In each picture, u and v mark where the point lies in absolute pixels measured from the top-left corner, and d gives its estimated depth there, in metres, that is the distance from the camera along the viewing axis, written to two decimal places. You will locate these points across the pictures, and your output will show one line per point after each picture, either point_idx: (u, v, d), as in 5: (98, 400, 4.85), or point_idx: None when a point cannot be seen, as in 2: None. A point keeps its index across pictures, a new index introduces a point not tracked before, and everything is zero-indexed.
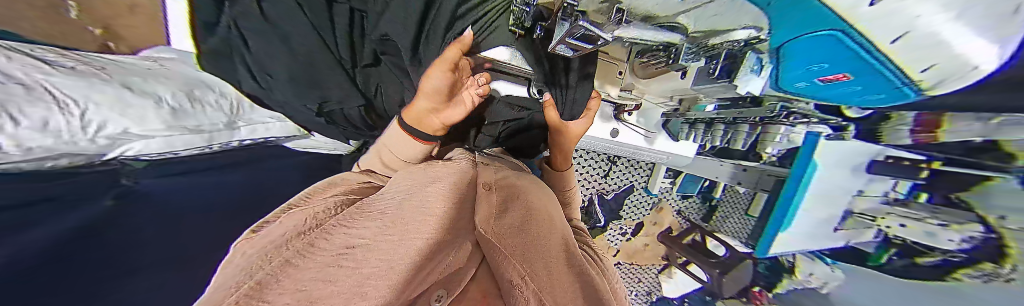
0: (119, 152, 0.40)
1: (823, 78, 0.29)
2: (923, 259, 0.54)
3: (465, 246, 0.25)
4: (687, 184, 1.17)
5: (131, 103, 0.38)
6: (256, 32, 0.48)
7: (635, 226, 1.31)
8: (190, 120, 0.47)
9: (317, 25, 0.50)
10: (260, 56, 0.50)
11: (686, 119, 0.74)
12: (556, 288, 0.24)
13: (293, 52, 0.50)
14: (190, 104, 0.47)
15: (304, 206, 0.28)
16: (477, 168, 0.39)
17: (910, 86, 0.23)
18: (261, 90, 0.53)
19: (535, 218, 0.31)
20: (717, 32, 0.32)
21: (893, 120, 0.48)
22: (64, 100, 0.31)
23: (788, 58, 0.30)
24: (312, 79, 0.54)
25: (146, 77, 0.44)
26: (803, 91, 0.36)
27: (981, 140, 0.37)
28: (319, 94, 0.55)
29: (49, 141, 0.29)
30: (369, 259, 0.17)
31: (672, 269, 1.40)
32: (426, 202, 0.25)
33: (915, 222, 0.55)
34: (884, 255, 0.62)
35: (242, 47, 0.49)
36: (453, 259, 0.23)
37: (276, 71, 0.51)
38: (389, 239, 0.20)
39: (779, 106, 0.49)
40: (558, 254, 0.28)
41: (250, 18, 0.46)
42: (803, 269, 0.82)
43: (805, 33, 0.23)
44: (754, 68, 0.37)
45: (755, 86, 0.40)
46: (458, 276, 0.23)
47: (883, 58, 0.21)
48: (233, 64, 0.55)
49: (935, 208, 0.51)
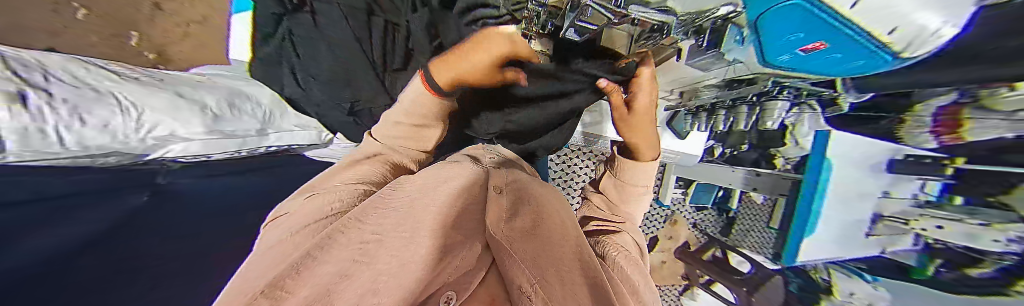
0: None
1: (803, 47, 0.29)
2: (976, 271, 0.50)
3: (475, 248, 0.21)
4: (700, 194, 1.13)
5: None
6: (306, 39, 0.58)
7: (649, 240, 1.25)
8: (227, 127, 0.56)
9: (355, 31, 0.58)
10: (306, 60, 0.60)
11: (688, 109, 0.74)
12: (581, 292, 0.20)
13: (335, 55, 0.60)
14: (229, 111, 0.57)
15: (319, 197, 0.29)
16: (489, 172, 0.38)
17: (881, 49, 0.24)
18: (300, 91, 0.64)
19: (547, 224, 0.29)
20: (700, 11, 0.32)
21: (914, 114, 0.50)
22: None
23: (768, 28, 0.29)
24: (346, 78, 0.62)
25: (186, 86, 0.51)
26: (791, 64, 0.35)
27: (1012, 135, 0.38)
28: (351, 92, 0.63)
29: None
30: (381, 255, 0.15)
31: (695, 290, 1.29)
32: (433, 201, 0.23)
33: (954, 224, 0.51)
34: (929, 267, 0.58)
35: (291, 54, 0.60)
36: (466, 256, 0.18)
37: (319, 72, 0.61)
38: (400, 235, 0.18)
39: (771, 81, 0.49)
40: (571, 262, 0.25)
41: (302, 28, 0.57)
42: (842, 288, 0.73)
43: (777, 5, 0.25)
44: (736, 38, 0.36)
45: (741, 53, 0.39)
46: (468, 278, 0.17)
47: (850, 24, 0.22)
48: (278, 72, 0.63)
49: (972, 209, 0.48)
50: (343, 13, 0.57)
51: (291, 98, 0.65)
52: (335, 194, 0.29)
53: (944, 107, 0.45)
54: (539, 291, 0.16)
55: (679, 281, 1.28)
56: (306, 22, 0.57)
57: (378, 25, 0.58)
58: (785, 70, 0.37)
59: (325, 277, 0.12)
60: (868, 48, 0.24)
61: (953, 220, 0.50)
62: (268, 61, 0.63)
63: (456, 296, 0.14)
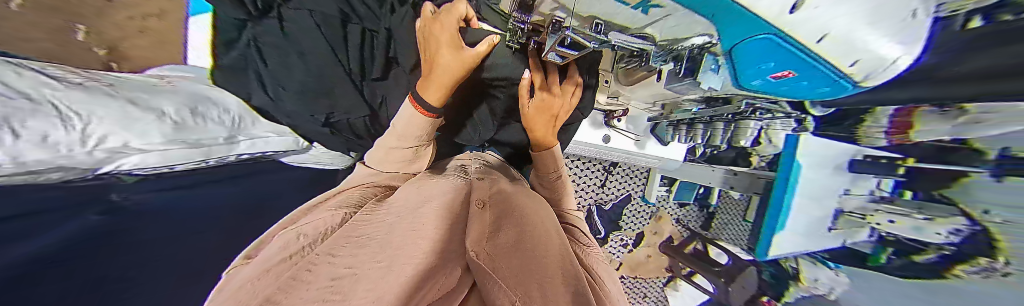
0: (113, 167, 0.38)
1: (774, 74, 0.30)
2: (919, 257, 0.56)
3: (455, 271, 0.21)
4: (683, 191, 1.18)
5: (137, 118, 0.39)
6: (275, 47, 0.55)
7: (636, 236, 1.30)
8: (192, 134, 0.47)
9: (329, 40, 0.56)
10: (275, 70, 0.56)
11: (670, 121, 0.75)
12: (563, 301, 0.20)
13: (308, 66, 0.57)
14: (192, 119, 0.48)
15: (295, 227, 0.27)
16: (471, 186, 0.38)
17: (844, 78, 0.23)
18: (270, 101, 0.60)
19: (530, 236, 0.29)
20: (679, 39, 0.35)
21: (874, 114, 0.52)
22: (68, 114, 0.32)
23: (740, 58, 0.30)
24: (322, 91, 0.60)
25: (150, 92, 0.45)
26: (764, 89, 0.36)
27: (948, 138, 0.45)
28: (329, 102, 0.62)
29: (47, 154, 0.29)
30: (355, 288, 0.14)
31: (677, 281, 1.36)
32: (417, 223, 0.24)
33: (904, 218, 0.57)
34: (883, 255, 0.63)
35: (257, 62, 0.55)
36: (446, 280, 0.19)
37: (290, 84, 0.58)
38: (387, 253, 0.19)
39: (745, 102, 0.49)
40: (555, 272, 0.25)
41: (272, 36, 0.54)
42: (808, 274, 0.80)
43: (751, 34, 0.24)
44: (712, 68, 0.37)
45: (715, 82, 0.40)
46: (448, 299, 0.19)
47: (814, 56, 0.22)
48: (244, 80, 0.59)
49: (920, 203, 0.54)
50: (318, 24, 0.55)
51: (261, 107, 0.61)
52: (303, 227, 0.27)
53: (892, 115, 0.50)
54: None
55: (664, 273, 1.35)
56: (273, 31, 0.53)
57: (353, 34, 0.58)
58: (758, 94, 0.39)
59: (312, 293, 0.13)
60: (833, 77, 0.24)
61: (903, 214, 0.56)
62: (235, 70, 0.57)
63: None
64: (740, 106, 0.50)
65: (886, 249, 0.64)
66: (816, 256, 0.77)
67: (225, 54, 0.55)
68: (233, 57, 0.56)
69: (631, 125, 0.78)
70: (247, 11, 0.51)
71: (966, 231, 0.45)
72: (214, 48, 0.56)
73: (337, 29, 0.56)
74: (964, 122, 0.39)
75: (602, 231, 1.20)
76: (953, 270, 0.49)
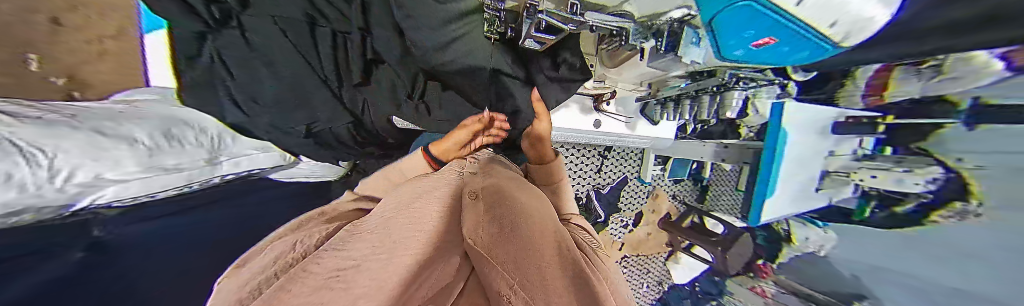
0: (90, 201, 0.36)
1: (755, 43, 0.28)
2: (901, 208, 0.61)
3: (454, 261, 0.23)
4: (676, 168, 1.21)
5: (106, 147, 0.34)
6: (241, 60, 0.48)
7: (634, 216, 1.33)
8: (170, 159, 0.42)
9: (299, 47, 0.51)
10: (244, 83, 0.50)
11: (657, 100, 0.74)
12: (555, 273, 0.21)
13: (276, 75, 0.51)
14: (169, 143, 0.42)
15: (268, 256, 0.26)
16: (465, 180, 0.40)
17: (823, 43, 0.23)
18: (246, 118, 0.54)
19: (526, 220, 0.30)
20: (655, 15, 0.35)
21: (849, 83, 0.58)
22: (31, 149, 0.27)
23: (721, 29, 0.29)
24: (300, 99, 0.56)
25: (115, 119, 0.38)
26: (743, 59, 0.35)
27: (916, 98, 0.52)
28: (307, 113, 0.58)
29: (12, 194, 0.25)
30: (359, 279, 0.16)
31: (678, 255, 1.41)
32: (412, 222, 0.25)
33: (885, 173, 0.59)
34: (867, 209, 0.68)
35: (223, 76, 0.49)
36: (442, 271, 0.21)
37: (262, 95, 0.52)
38: (384, 251, 0.21)
39: (730, 74, 0.48)
40: (552, 250, 0.25)
41: (237, 47, 0.47)
42: (799, 234, 0.86)
43: (727, 5, 0.24)
44: (693, 40, 0.36)
45: (696, 56, 0.38)
46: (447, 289, 0.19)
47: (792, 20, 0.21)
48: (210, 95, 0.50)
49: (899, 157, 0.58)
50: (282, 28, 0.48)
51: (240, 126, 0.55)
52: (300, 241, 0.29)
53: (873, 75, 0.54)
54: (518, 293, 0.17)
55: (664, 249, 1.40)
56: (261, 35, 0.47)
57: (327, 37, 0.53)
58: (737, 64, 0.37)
59: (309, 293, 0.14)
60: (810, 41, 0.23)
61: (882, 169, 0.59)
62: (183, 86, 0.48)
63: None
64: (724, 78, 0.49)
65: (869, 202, 0.67)
66: (806, 217, 0.82)
67: (184, 71, 0.47)
68: (239, 60, 0.48)
69: (621, 108, 0.79)
70: (205, 22, 0.43)
71: (942, 179, 0.52)
72: (174, 66, 0.47)
73: (296, 29, 0.49)
74: (947, 82, 0.45)
75: (602, 214, 1.22)
76: (931, 216, 0.56)
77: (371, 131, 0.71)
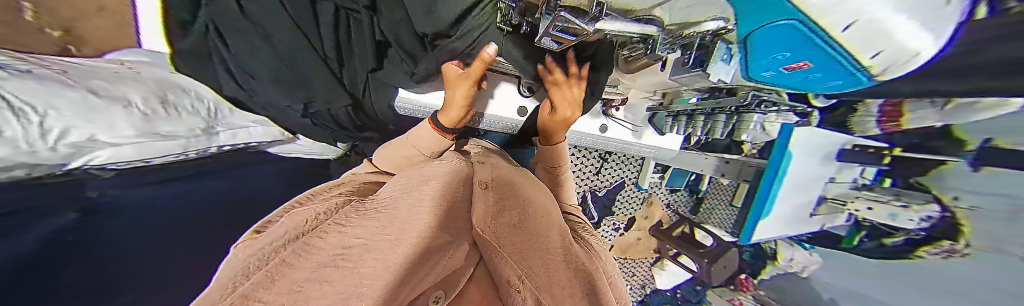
0: (83, 162, 0.35)
1: (788, 65, 0.27)
2: (888, 240, 0.63)
3: (462, 247, 0.23)
4: (675, 178, 1.21)
5: (99, 108, 0.33)
6: (233, 29, 0.39)
7: (627, 221, 1.34)
8: (166, 125, 0.40)
9: (300, 22, 0.42)
10: (242, 58, 0.43)
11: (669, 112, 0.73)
12: (562, 280, 0.23)
13: (277, 53, 0.44)
14: (166, 109, 0.41)
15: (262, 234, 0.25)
16: (472, 168, 0.40)
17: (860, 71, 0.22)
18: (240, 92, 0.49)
19: (533, 214, 0.30)
20: (686, 23, 0.30)
21: (858, 112, 0.57)
22: (20, 105, 0.26)
23: (755, 45, 0.27)
24: (298, 79, 0.49)
25: (110, 79, 0.37)
26: (769, 80, 0.34)
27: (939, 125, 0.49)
28: (304, 93, 0.52)
29: (6, 150, 0.24)
30: (366, 259, 0.18)
31: (664, 262, 1.44)
32: (418, 203, 0.26)
33: (881, 204, 0.58)
34: (856, 237, 0.69)
35: (222, 47, 0.41)
36: (452, 259, 0.21)
37: (258, 72, 0.45)
38: (386, 238, 0.21)
39: (751, 94, 0.48)
40: (557, 251, 0.26)
41: (227, 16, 0.37)
42: (785, 255, 0.88)
43: (769, 22, 0.22)
44: (724, 58, 0.34)
45: (724, 73, 0.36)
46: (457, 276, 0.21)
47: (832, 43, 0.20)
48: (208, 67, 0.44)
49: (897, 191, 0.57)
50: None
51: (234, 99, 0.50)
52: (315, 208, 0.29)
53: (884, 103, 0.52)
54: (525, 286, 0.19)
55: (652, 255, 1.43)
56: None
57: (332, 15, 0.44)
58: (761, 84, 0.36)
59: (303, 282, 0.14)
60: (848, 67, 0.23)
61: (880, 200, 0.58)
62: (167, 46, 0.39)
63: (443, 294, 0.19)
64: (745, 98, 0.49)
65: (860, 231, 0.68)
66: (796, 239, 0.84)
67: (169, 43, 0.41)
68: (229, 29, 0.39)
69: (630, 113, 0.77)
70: None
71: (937, 216, 0.53)
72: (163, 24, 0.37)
73: (293, 2, 0.40)
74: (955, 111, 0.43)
75: (595, 216, 1.23)
76: (917, 251, 0.59)
77: (371, 114, 0.71)
